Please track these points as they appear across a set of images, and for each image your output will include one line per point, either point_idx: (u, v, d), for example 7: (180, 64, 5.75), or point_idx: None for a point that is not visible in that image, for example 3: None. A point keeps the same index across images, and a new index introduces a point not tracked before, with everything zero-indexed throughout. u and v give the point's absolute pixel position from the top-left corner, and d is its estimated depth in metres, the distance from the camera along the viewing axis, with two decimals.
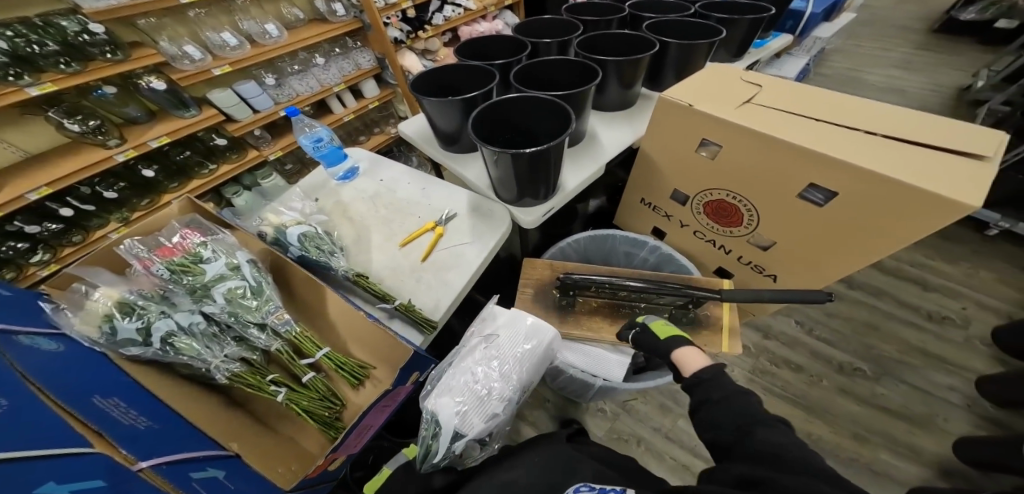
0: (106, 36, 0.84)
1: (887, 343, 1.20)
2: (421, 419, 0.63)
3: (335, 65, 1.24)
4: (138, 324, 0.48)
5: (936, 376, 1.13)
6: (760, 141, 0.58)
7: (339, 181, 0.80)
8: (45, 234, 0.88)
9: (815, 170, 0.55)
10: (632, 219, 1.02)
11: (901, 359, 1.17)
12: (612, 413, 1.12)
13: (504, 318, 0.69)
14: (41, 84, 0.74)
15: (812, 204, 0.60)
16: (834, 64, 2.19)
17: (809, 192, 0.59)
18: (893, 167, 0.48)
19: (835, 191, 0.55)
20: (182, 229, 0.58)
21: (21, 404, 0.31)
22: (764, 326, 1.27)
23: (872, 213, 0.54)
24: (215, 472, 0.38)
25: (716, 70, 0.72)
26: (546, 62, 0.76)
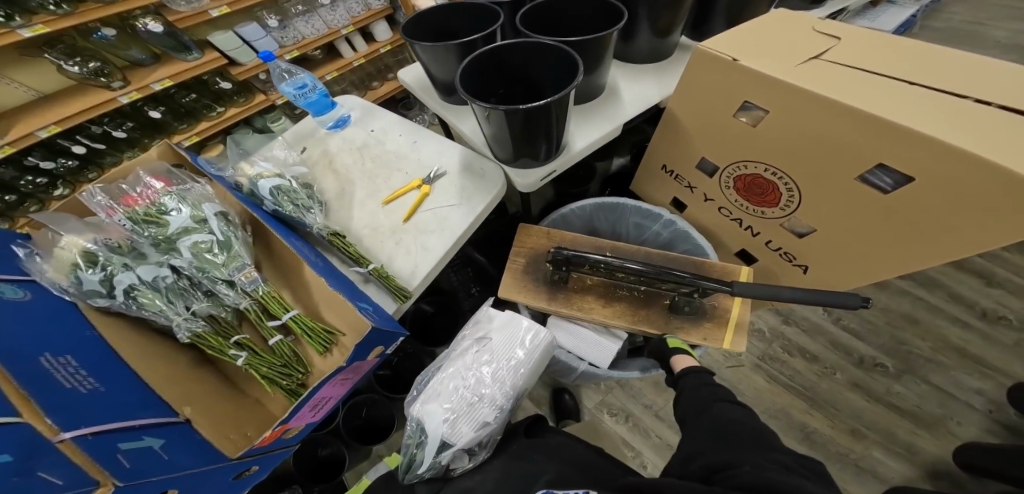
0: None
1: (922, 340, 1.05)
2: (410, 426, 0.60)
3: (343, 5, 1.14)
4: (100, 276, 0.46)
5: (968, 379, 0.99)
6: (815, 105, 0.45)
7: (329, 130, 0.75)
8: (61, 170, 0.92)
9: (884, 143, 0.42)
10: (652, 189, 0.90)
11: (932, 358, 1.02)
12: (605, 387, 1.07)
13: (500, 321, 0.65)
14: (34, 26, 0.72)
15: (875, 190, 0.49)
16: (949, 15, 1.78)
17: (874, 174, 0.47)
18: (1007, 148, 0.34)
19: (910, 176, 0.43)
20: (147, 178, 0.56)
21: None
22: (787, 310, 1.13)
23: (953, 204, 0.41)
24: (151, 442, 0.36)
25: (783, 16, 0.56)
26: (565, 1, 0.62)
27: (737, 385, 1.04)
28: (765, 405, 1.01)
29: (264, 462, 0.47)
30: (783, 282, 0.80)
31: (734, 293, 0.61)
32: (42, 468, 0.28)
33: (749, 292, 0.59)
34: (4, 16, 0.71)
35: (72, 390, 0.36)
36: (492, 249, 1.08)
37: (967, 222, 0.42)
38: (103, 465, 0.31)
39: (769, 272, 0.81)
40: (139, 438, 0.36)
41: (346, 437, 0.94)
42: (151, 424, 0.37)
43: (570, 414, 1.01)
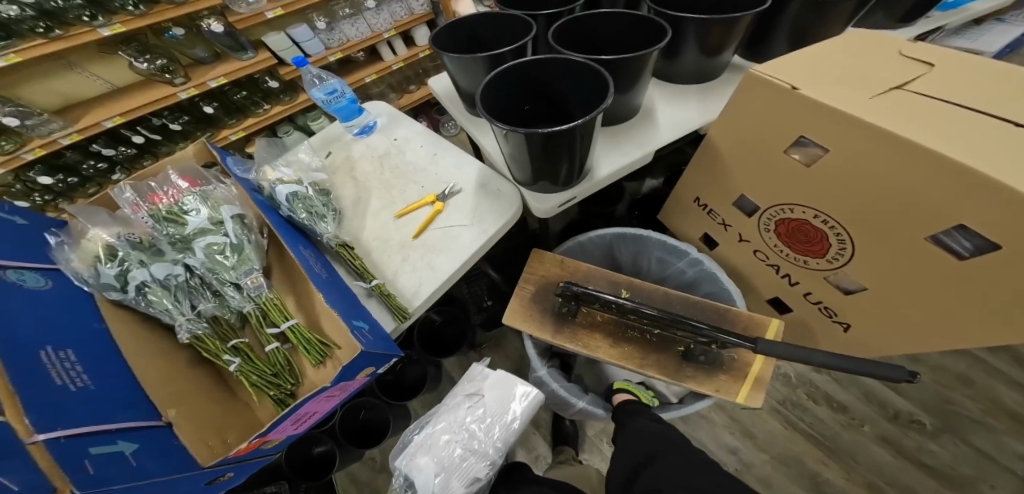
0: None
1: (972, 401, 0.95)
2: (398, 477, 0.65)
3: (388, 9, 1.14)
4: (116, 270, 0.48)
5: (1016, 444, 0.90)
6: (888, 151, 0.37)
7: (356, 136, 0.73)
8: (121, 157, 0.99)
9: (968, 205, 0.34)
10: (682, 221, 0.82)
11: (980, 420, 0.93)
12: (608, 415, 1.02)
13: (493, 380, 0.68)
14: (112, 25, 0.78)
15: (949, 254, 0.40)
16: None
17: (950, 235, 0.39)
18: None
19: (997, 245, 0.35)
20: (176, 177, 0.57)
21: None
22: None
23: None
24: (123, 446, 0.37)
25: (859, 36, 0.48)
26: (604, 15, 0.57)
27: (750, 427, 0.97)
28: (780, 451, 0.94)
29: (239, 466, 0.46)
30: (819, 333, 0.74)
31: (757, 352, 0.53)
32: (8, 471, 0.29)
33: (773, 352, 0.52)
34: (90, 15, 0.78)
35: (62, 386, 0.38)
36: (507, 263, 1.05)
37: None
38: (70, 468, 0.32)
39: (803, 322, 0.75)
40: (112, 442, 0.37)
41: (341, 439, 0.94)
42: (126, 428, 0.39)
43: (568, 440, 0.96)
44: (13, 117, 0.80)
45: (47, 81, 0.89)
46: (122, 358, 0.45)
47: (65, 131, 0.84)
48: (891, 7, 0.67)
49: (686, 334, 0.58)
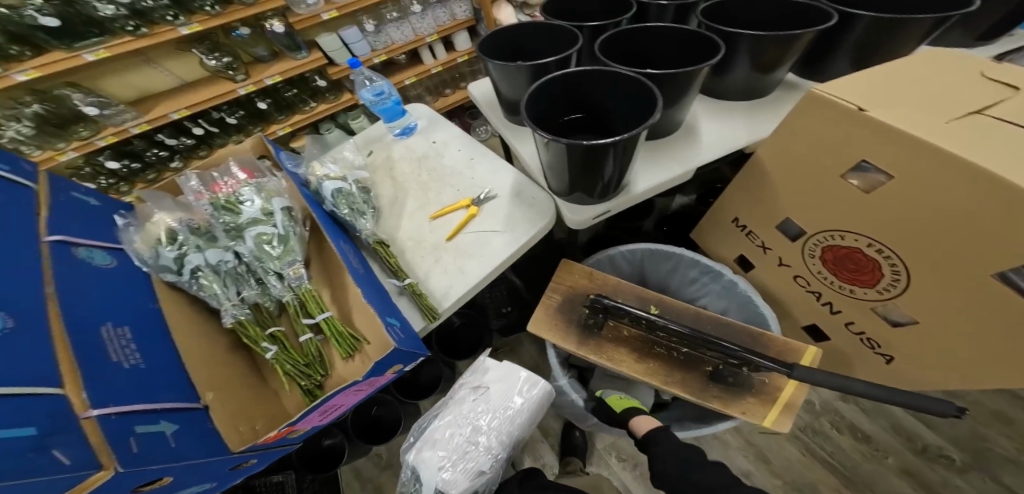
0: None
1: (1009, 439, 0.90)
2: (406, 472, 0.62)
3: (432, 13, 1.16)
4: (175, 254, 0.51)
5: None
6: (963, 185, 0.35)
7: (397, 137, 0.75)
8: (181, 146, 1.06)
9: None
10: (720, 245, 0.79)
11: (1015, 459, 0.88)
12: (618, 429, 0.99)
13: (496, 372, 0.66)
14: (191, 25, 0.83)
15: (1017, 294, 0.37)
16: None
17: (1019, 275, 0.36)
18: None
19: None
20: (235, 169, 0.60)
21: (25, 324, 0.35)
22: None
23: None
24: (165, 426, 0.39)
25: (933, 57, 0.46)
26: (652, 29, 0.57)
27: (766, 451, 0.92)
28: (801, 480, 0.89)
29: (260, 456, 0.50)
30: (857, 365, 0.69)
31: (793, 378, 0.52)
32: (64, 443, 0.31)
33: (811, 379, 0.50)
34: (172, 14, 0.82)
35: (117, 363, 0.40)
36: (530, 269, 1.05)
37: None
38: (117, 445, 0.34)
39: (839, 352, 0.71)
40: (155, 422, 0.39)
41: (351, 433, 0.96)
42: (168, 409, 0.41)
43: (576, 452, 0.93)
44: (93, 107, 0.87)
45: (126, 75, 0.96)
46: (171, 339, 0.47)
47: (137, 121, 0.92)
48: (971, 24, 0.63)
49: (713, 354, 0.56)
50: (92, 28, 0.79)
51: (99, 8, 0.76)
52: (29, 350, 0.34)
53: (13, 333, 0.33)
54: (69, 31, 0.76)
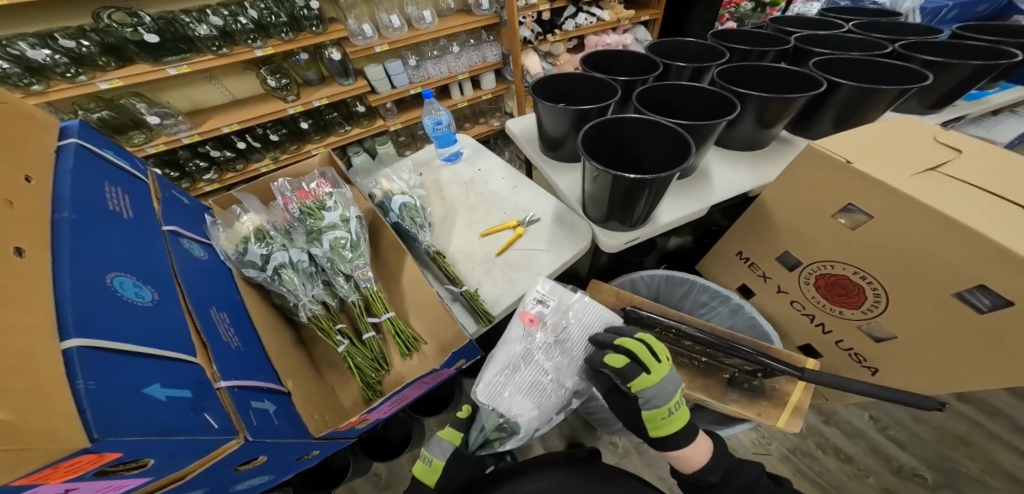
0: (317, 11, 1.00)
1: (972, 460, 0.95)
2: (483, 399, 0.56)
3: (466, 55, 1.29)
4: (263, 251, 0.57)
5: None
6: (925, 222, 0.46)
7: (443, 162, 0.84)
8: (222, 159, 1.12)
9: (987, 266, 0.43)
10: (718, 270, 0.90)
11: (979, 478, 0.93)
12: (622, 450, 1.00)
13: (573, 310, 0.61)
14: (265, 48, 0.95)
15: (971, 308, 0.47)
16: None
17: (971, 293, 0.46)
18: None
19: (1012, 302, 0.43)
20: (319, 178, 0.66)
21: (162, 302, 0.39)
22: (828, 409, 1.04)
23: None
24: (269, 405, 0.41)
25: (900, 122, 0.58)
26: (676, 86, 0.69)
27: None
28: None
29: (323, 447, 0.52)
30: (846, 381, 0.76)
31: (803, 379, 0.61)
32: (212, 408, 0.34)
33: (819, 380, 0.58)
34: (252, 37, 0.96)
35: (227, 343, 0.43)
36: None
37: None
38: (242, 415, 0.36)
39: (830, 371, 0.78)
40: (261, 400, 0.41)
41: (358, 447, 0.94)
42: (267, 390, 0.43)
43: None
44: (157, 116, 0.96)
45: (190, 88, 1.05)
46: (255, 327, 0.51)
47: (189, 131, 0.99)
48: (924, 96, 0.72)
49: (736, 360, 0.66)
50: (181, 45, 0.93)
51: (196, 29, 0.91)
52: (170, 323, 0.37)
53: (155, 309, 0.37)
54: (160, 46, 0.90)
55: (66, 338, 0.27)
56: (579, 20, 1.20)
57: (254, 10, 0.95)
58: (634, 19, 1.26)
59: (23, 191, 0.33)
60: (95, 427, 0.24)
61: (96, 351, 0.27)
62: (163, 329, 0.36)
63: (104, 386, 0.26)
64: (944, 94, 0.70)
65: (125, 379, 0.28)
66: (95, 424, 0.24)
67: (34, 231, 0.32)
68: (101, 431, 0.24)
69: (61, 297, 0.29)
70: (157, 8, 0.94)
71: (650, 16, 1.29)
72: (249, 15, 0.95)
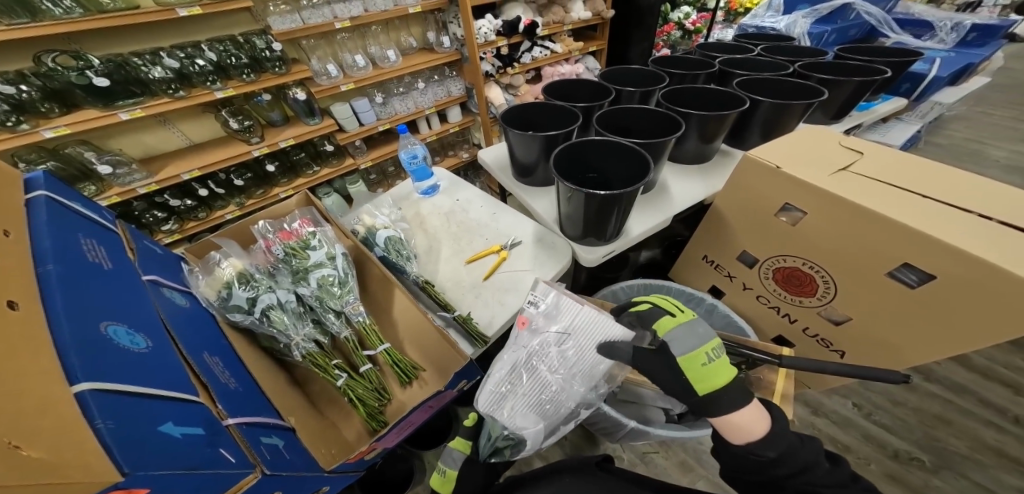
0: (280, 53, 1.01)
1: (958, 439, 1.04)
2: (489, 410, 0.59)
3: (431, 91, 1.33)
4: (248, 294, 0.55)
5: (1009, 477, 0.98)
6: (851, 213, 0.55)
7: (422, 195, 0.85)
8: (182, 208, 1.07)
9: (909, 248, 0.51)
10: (689, 273, 0.98)
11: (970, 456, 1.02)
12: (628, 462, 1.04)
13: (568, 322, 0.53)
14: (226, 89, 0.94)
15: (903, 285, 0.56)
16: (993, 152, 1.81)
17: (900, 272, 0.55)
18: (999, 253, 0.45)
19: (933, 274, 0.51)
20: (300, 218, 0.66)
21: (159, 346, 0.39)
22: (814, 401, 1.13)
23: (970, 306, 0.49)
24: (277, 440, 0.43)
25: (811, 131, 0.69)
26: (629, 109, 0.78)
27: None
28: None
29: (331, 484, 0.52)
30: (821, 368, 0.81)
31: (782, 366, 0.64)
32: (225, 444, 0.35)
33: (795, 364, 0.62)
34: (211, 80, 0.94)
35: (226, 383, 0.44)
36: None
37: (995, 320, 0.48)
38: (255, 449, 0.38)
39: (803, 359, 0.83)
40: (270, 435, 0.42)
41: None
42: (272, 428, 0.44)
43: None
44: (108, 166, 0.91)
45: (143, 134, 1.02)
46: (247, 371, 0.51)
47: (145, 181, 0.94)
48: (824, 107, 0.84)
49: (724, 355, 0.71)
50: (133, 88, 0.89)
51: (149, 71, 0.89)
52: (169, 367, 0.37)
53: (153, 356, 0.37)
54: (110, 90, 0.86)
55: (75, 382, 0.27)
56: (535, 53, 1.30)
57: (213, 53, 0.95)
58: (584, 50, 1.39)
59: (3, 245, 0.33)
60: (123, 462, 0.25)
61: (105, 392, 0.28)
62: (164, 373, 0.36)
63: (120, 425, 0.27)
64: (841, 104, 0.82)
65: (141, 419, 0.29)
66: (125, 462, 0.25)
67: (21, 284, 0.31)
68: (131, 465, 0.25)
69: (65, 349, 0.29)
70: (103, 50, 0.92)
71: (598, 47, 1.42)
72: (208, 57, 0.94)
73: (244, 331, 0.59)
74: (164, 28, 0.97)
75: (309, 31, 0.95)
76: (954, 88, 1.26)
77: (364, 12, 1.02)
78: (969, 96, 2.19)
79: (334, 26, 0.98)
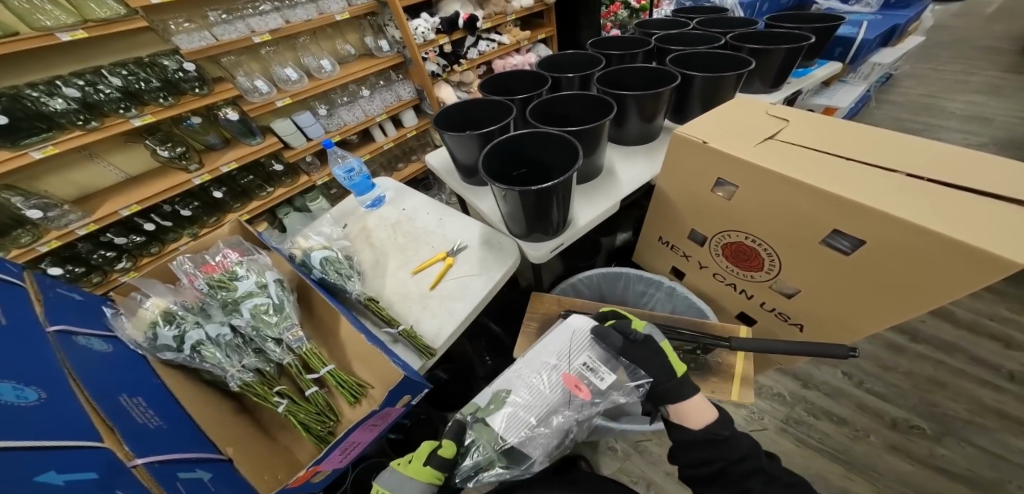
0: (196, 73, 0.99)
1: (956, 402, 1.06)
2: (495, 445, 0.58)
3: (379, 97, 1.31)
4: (174, 332, 0.54)
5: (1013, 439, 0.99)
6: (781, 182, 0.54)
7: (367, 208, 0.84)
8: (130, 245, 1.05)
9: (841, 215, 0.50)
10: (650, 256, 0.97)
11: (972, 420, 1.03)
12: (622, 452, 1.06)
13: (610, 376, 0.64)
14: (143, 116, 0.90)
15: (839, 252, 0.55)
16: (949, 104, 1.83)
17: (833, 239, 0.55)
18: (917, 211, 0.44)
19: (863, 239, 0.51)
20: (224, 248, 0.65)
21: (54, 397, 0.39)
22: (804, 374, 1.16)
23: (904, 266, 0.48)
24: (201, 474, 0.42)
25: (742, 102, 0.69)
26: (564, 97, 0.76)
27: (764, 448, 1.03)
28: (800, 471, 0.99)
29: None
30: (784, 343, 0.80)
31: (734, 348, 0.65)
32: (123, 485, 0.35)
33: (746, 347, 0.63)
34: (124, 107, 0.91)
35: (144, 423, 0.44)
36: (511, 321, 1.23)
37: (930, 280, 0.47)
38: (167, 487, 0.38)
39: (768, 333, 0.82)
40: (192, 470, 0.42)
41: None
42: (198, 460, 0.44)
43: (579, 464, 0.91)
44: (37, 210, 0.88)
45: (71, 172, 0.99)
46: (179, 408, 0.50)
47: (82, 221, 0.91)
48: (763, 77, 0.83)
49: (677, 342, 0.72)
50: (38, 123, 0.85)
51: (49, 103, 0.85)
52: (62, 418, 0.37)
53: (41, 410, 0.36)
54: (14, 127, 0.82)
55: None
56: (481, 47, 1.27)
57: (118, 77, 0.92)
58: (532, 39, 1.37)
59: None
60: None
61: None
62: (50, 423, 0.35)
63: None
64: (777, 72, 0.81)
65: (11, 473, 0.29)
66: None
67: None
68: None
69: None
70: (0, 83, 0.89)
71: (546, 33, 1.40)
72: (113, 83, 0.91)
73: (180, 366, 0.58)
74: (64, 55, 0.94)
75: (226, 47, 0.91)
76: (885, 49, 1.28)
77: (285, 23, 0.99)
78: (915, 52, 2.22)
79: (252, 40, 0.95)
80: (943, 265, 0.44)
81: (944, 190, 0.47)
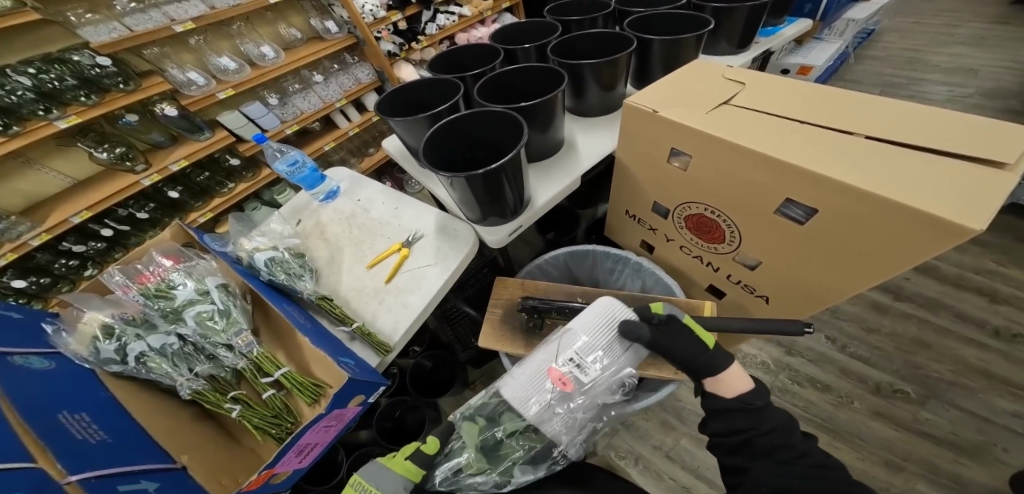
0: (115, 68, 0.93)
1: (940, 363, 1.08)
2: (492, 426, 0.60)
3: (335, 81, 1.27)
4: (115, 345, 0.54)
5: (998, 400, 1.00)
6: (733, 153, 0.51)
7: (321, 202, 0.82)
8: (92, 252, 1.04)
9: (798, 188, 0.48)
10: (621, 231, 0.96)
11: (956, 381, 1.05)
12: (611, 429, 1.09)
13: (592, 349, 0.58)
14: (68, 117, 0.85)
15: (793, 222, 0.53)
16: (933, 57, 1.75)
17: (787, 208, 0.52)
18: (873, 179, 0.41)
19: (815, 207, 0.48)
20: (159, 257, 0.64)
21: None
22: (787, 341, 1.17)
23: (861, 236, 0.46)
24: (147, 484, 0.42)
25: (697, 67, 0.65)
26: (514, 70, 0.72)
27: None
28: None
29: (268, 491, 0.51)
30: (755, 315, 0.80)
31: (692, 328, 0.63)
32: None
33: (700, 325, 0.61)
34: (43, 109, 0.86)
35: (84, 439, 0.43)
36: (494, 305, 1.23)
37: (883, 249, 0.45)
38: None
39: (738, 306, 0.82)
40: (136, 481, 0.41)
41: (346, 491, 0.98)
42: (146, 472, 0.43)
43: None
44: None
45: (14, 182, 0.97)
46: (131, 419, 0.50)
47: (35, 231, 0.88)
48: (724, 38, 0.79)
49: None
50: None
51: None
52: None
53: None
54: None
55: None
56: (440, 21, 1.21)
57: (26, 77, 0.87)
58: (495, 9, 1.31)
59: None
60: None
61: None
62: None
63: None
64: (743, 30, 0.77)
65: None
66: None
67: None
68: None
69: None
70: None
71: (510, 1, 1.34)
72: (23, 83, 0.86)
73: (132, 378, 0.58)
74: None
75: (142, 39, 0.86)
76: (856, 5, 1.29)
77: (209, 9, 0.96)
78: (896, 6, 2.12)
79: (173, 30, 0.91)
80: (898, 235, 0.41)
81: (901, 150, 0.44)
